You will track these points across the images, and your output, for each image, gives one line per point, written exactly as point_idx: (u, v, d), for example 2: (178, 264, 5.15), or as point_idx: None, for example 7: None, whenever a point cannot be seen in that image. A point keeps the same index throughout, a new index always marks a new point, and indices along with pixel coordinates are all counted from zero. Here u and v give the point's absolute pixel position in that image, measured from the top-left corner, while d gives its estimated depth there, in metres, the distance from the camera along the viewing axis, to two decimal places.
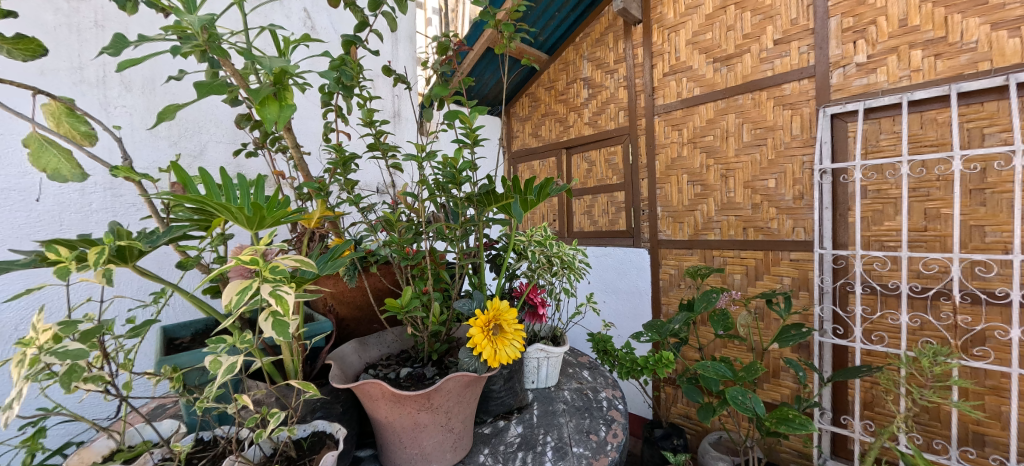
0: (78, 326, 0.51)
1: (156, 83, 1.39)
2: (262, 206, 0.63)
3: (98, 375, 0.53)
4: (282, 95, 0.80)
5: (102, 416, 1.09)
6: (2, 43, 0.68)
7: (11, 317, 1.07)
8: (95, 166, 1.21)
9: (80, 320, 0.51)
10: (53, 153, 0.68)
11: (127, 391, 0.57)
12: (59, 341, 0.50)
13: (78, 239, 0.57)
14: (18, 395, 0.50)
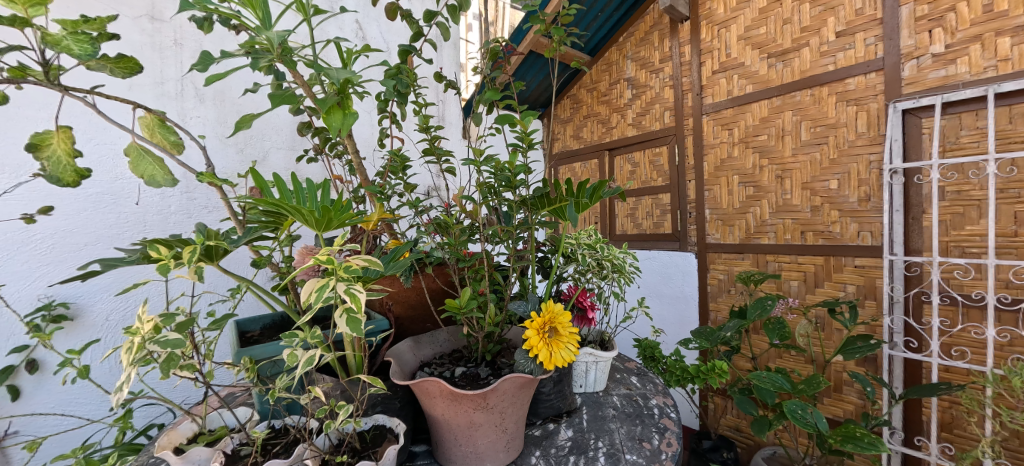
0: (175, 318, 0.56)
1: (227, 95, 1.50)
2: (330, 209, 0.67)
3: (191, 363, 0.58)
4: (345, 104, 0.85)
5: (190, 401, 1.19)
6: (106, 63, 0.75)
7: (105, 309, 1.24)
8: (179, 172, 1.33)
9: (178, 313, 0.57)
10: (149, 161, 0.76)
11: (212, 379, 0.62)
12: (159, 331, 0.55)
13: (174, 239, 0.62)
14: (126, 379, 0.55)
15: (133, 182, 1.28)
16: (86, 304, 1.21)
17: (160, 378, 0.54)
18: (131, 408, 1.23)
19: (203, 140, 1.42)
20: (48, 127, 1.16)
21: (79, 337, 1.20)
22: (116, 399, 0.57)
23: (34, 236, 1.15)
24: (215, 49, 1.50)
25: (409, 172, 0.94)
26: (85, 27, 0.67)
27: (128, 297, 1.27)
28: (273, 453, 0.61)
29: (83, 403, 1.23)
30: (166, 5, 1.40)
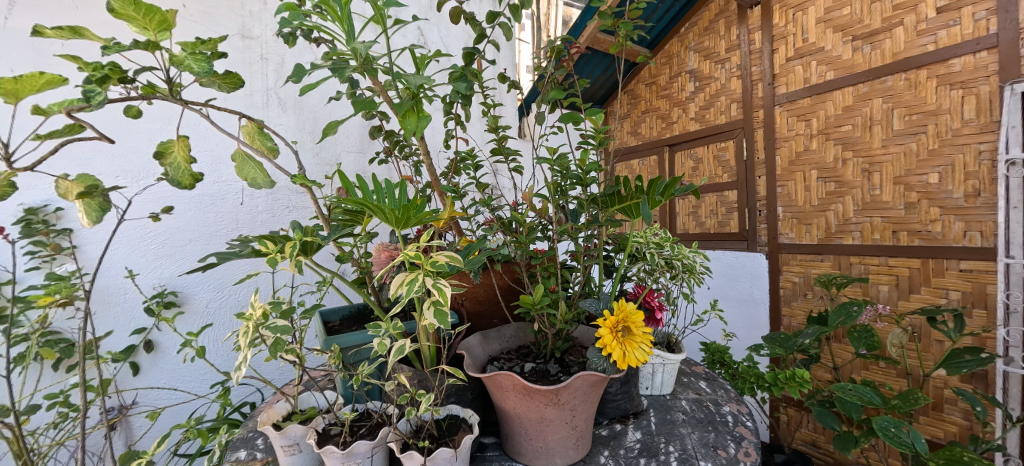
0: (279, 306, 0.62)
1: (306, 102, 1.63)
2: (410, 207, 0.71)
3: (293, 348, 0.64)
4: (419, 107, 0.89)
5: (285, 380, 1.31)
6: (215, 79, 0.85)
7: (210, 297, 1.39)
8: (279, 175, 1.48)
9: (284, 301, 0.63)
10: (252, 166, 0.85)
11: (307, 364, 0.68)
12: (267, 317, 0.61)
13: (276, 236, 0.69)
14: (242, 359, 0.61)
15: (233, 185, 1.42)
16: (190, 294, 1.37)
17: (269, 359, 0.61)
18: (230, 386, 1.38)
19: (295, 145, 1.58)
20: (168, 138, 1.33)
21: (194, 321, 1.38)
22: (233, 376, 0.63)
23: (153, 233, 1.32)
24: (297, 61, 1.63)
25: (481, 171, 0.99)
26: (201, 47, 0.76)
27: (224, 287, 1.42)
28: (361, 434, 0.65)
29: (190, 380, 1.40)
30: (256, 24, 1.54)
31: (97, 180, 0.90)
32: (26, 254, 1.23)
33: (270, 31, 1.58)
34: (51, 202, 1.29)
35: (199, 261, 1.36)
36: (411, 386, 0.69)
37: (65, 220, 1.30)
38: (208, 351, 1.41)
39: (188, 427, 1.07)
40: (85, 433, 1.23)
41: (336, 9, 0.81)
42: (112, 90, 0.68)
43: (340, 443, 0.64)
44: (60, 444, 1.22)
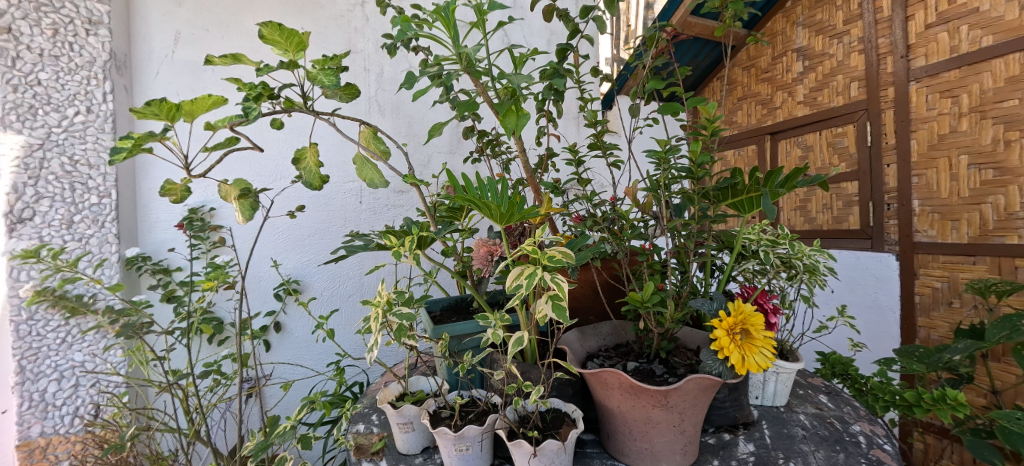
0: (402, 295, 0.68)
1: (402, 107, 1.77)
2: (514, 204, 0.73)
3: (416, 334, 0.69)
4: (518, 106, 0.91)
5: (395, 362, 1.43)
6: (337, 91, 0.95)
7: (334, 285, 1.58)
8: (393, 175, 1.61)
9: (406, 291, 0.69)
10: (371, 167, 0.93)
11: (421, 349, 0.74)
12: (392, 305, 0.67)
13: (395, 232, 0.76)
14: (372, 344, 0.67)
15: (347, 187, 1.59)
16: (310, 281, 1.55)
17: (394, 344, 0.66)
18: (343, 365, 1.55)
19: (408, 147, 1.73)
20: (303, 145, 1.51)
21: (326, 304, 1.57)
22: (369, 356, 0.68)
23: (285, 228, 1.52)
24: (393, 70, 1.77)
25: (582, 166, 0.97)
26: (329, 63, 0.85)
27: (337, 277, 1.59)
28: (470, 418, 0.69)
29: (312, 357, 1.60)
30: (360, 38, 1.73)
31: (248, 184, 1.06)
32: (191, 246, 1.49)
33: (371, 45, 1.75)
34: (207, 203, 1.55)
35: (329, 253, 1.55)
36: (516, 377, 0.72)
37: (219, 217, 1.56)
38: (338, 333, 1.60)
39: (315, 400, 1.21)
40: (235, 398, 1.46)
41: (442, 16, 0.85)
42: (264, 106, 0.80)
43: (452, 426, 0.69)
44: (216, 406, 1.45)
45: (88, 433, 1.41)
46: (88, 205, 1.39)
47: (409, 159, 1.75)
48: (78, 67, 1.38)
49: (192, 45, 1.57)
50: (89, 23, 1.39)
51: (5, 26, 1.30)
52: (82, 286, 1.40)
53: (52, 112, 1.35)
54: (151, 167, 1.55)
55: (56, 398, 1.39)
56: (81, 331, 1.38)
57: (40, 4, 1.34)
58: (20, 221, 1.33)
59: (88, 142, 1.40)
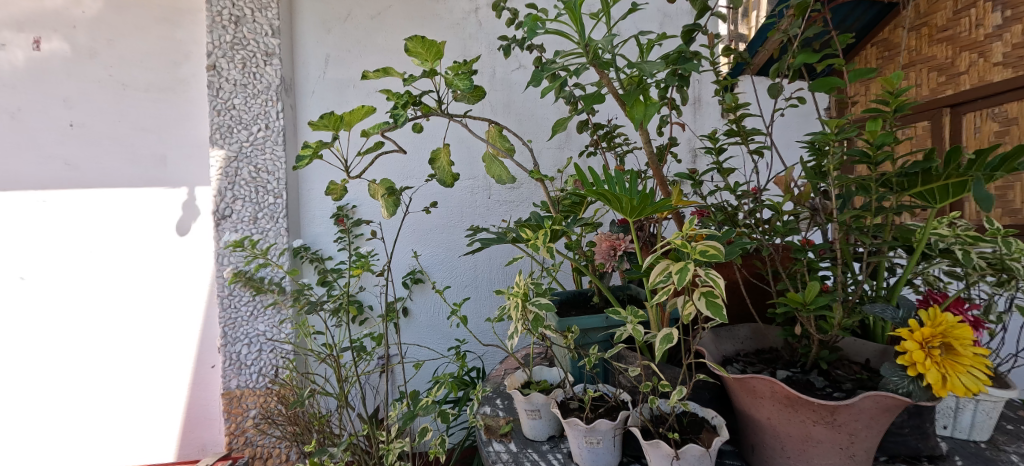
0: (539, 287, 0.71)
1: (520, 105, 1.84)
2: (647, 197, 0.71)
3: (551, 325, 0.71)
4: (644, 96, 0.87)
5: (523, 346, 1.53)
6: (466, 94, 1.02)
7: (462, 276, 1.74)
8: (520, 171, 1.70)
9: (542, 283, 0.72)
10: (499, 165, 0.99)
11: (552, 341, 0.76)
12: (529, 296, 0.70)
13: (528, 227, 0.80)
14: (512, 333, 0.70)
15: (465, 185, 1.71)
16: (441, 273, 1.72)
17: (530, 334, 0.69)
18: (463, 350, 1.67)
19: (534, 144, 1.82)
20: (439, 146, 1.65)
21: (458, 293, 1.74)
22: (508, 343, 0.72)
23: (421, 223, 1.70)
24: (506, 70, 1.83)
25: (722, 155, 0.91)
26: (464, 69, 0.92)
27: (454, 267, 1.73)
28: (601, 412, 0.70)
29: (435, 340, 1.76)
30: (476, 44, 1.84)
31: (392, 183, 1.22)
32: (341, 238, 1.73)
33: (487, 48, 1.84)
34: (350, 201, 1.77)
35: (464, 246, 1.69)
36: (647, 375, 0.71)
37: (362, 213, 1.78)
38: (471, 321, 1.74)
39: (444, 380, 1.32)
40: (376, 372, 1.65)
41: (570, 10, 0.85)
42: (409, 113, 0.89)
43: (583, 418, 0.69)
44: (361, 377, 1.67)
45: (269, 389, 1.73)
46: (268, 205, 1.70)
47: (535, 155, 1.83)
48: (259, 92, 1.68)
49: (339, 64, 1.81)
50: (266, 55, 1.68)
51: (211, 64, 1.65)
52: (264, 270, 1.71)
53: (243, 130, 1.68)
54: (311, 171, 1.82)
55: (247, 358, 1.73)
56: (264, 306, 1.69)
57: (233, 44, 1.65)
58: (224, 218, 1.68)
59: (267, 153, 1.69)
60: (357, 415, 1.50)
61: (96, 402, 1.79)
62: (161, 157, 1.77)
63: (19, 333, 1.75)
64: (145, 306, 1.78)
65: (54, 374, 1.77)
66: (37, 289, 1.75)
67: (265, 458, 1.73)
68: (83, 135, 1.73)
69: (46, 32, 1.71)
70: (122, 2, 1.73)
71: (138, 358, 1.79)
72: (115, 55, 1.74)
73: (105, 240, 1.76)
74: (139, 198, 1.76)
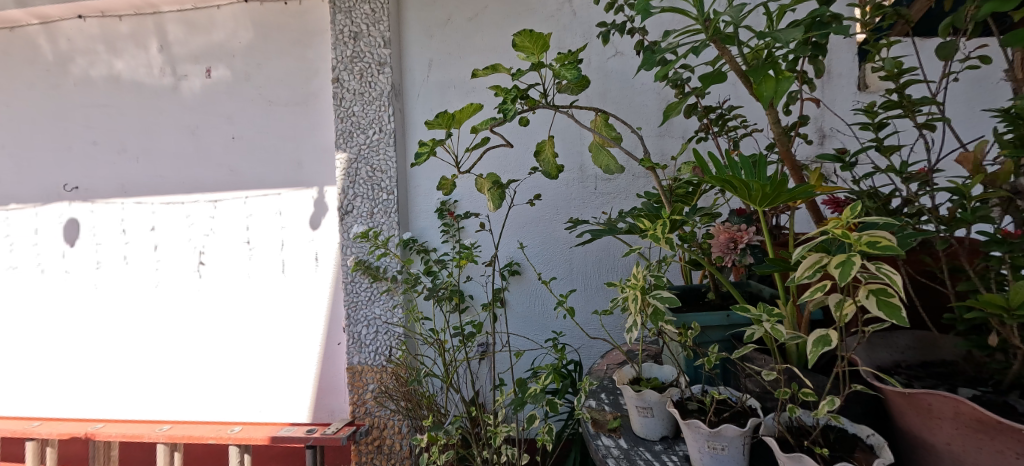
0: (663, 280, 0.69)
1: (624, 92, 1.77)
2: (782, 183, 0.64)
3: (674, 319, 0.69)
4: (775, 71, 0.77)
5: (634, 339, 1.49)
6: (570, 84, 1.01)
7: (567, 267, 1.74)
8: (630, 160, 1.65)
9: (661, 275, 0.70)
10: (605, 153, 1.01)
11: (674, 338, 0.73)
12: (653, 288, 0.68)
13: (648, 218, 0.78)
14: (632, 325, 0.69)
15: (561, 178, 1.71)
16: (546, 264, 1.75)
17: (650, 328, 0.67)
18: (562, 342, 1.67)
19: (644, 131, 1.73)
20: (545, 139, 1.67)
21: (567, 284, 1.74)
22: (627, 336, 0.71)
23: (526, 215, 1.75)
24: (603, 59, 1.78)
25: (883, 131, 0.81)
26: (571, 58, 0.93)
27: (550, 259, 1.75)
28: (727, 415, 0.65)
29: (533, 330, 1.80)
30: (574, 34, 1.81)
31: (497, 178, 1.26)
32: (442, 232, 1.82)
33: (586, 37, 1.80)
34: (453, 196, 1.85)
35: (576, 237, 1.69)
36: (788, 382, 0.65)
37: (464, 207, 1.87)
38: (577, 313, 1.74)
39: (544, 370, 1.33)
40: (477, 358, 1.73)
41: None
42: (517, 106, 0.92)
43: (706, 421, 0.65)
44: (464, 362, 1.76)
45: (385, 367, 1.90)
46: (382, 200, 1.86)
47: (644, 143, 1.75)
48: (374, 99, 1.84)
49: (441, 67, 1.91)
50: (379, 64, 1.83)
51: (336, 77, 1.85)
52: (379, 259, 1.88)
53: (361, 134, 1.86)
54: (418, 169, 1.95)
55: (367, 338, 1.92)
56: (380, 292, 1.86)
57: (353, 57, 1.84)
58: (347, 213, 1.88)
59: (381, 154, 1.85)
60: (461, 397, 1.58)
61: (257, 367, 2.12)
62: (298, 162, 2.04)
63: (198, 306, 2.14)
64: (286, 288, 2.07)
65: (224, 343, 2.14)
66: (211, 273, 2.12)
67: (382, 428, 1.91)
68: (242, 145, 2.07)
69: (215, 62, 2.07)
70: (268, 31, 2.03)
71: (279, 332, 2.09)
72: (263, 76, 2.04)
73: (258, 232, 2.08)
74: (283, 196, 2.05)
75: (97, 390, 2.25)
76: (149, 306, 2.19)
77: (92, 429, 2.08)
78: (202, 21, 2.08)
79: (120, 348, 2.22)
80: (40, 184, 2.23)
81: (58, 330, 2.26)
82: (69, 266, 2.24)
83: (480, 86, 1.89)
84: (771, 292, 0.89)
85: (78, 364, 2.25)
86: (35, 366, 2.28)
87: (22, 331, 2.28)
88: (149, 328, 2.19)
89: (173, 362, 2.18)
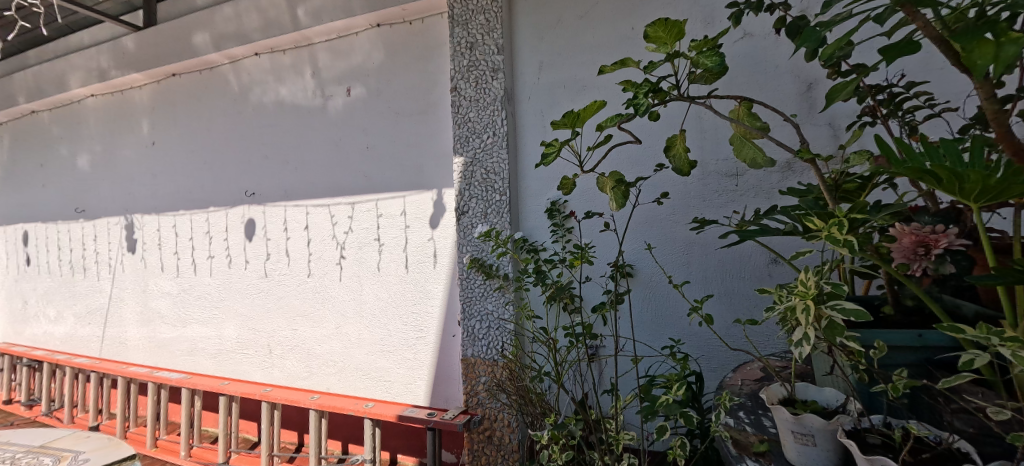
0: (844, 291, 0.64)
1: (762, 78, 1.57)
2: (1014, 171, 0.51)
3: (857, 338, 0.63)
4: (997, 31, 0.61)
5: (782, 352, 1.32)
6: (705, 75, 0.94)
7: (699, 269, 1.61)
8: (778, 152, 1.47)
9: (841, 284, 0.64)
10: (749, 146, 0.96)
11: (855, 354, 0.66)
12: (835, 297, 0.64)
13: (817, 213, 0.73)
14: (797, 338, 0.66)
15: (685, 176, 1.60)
16: (670, 265, 1.66)
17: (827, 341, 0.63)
18: (682, 350, 1.57)
19: (800, 117, 1.51)
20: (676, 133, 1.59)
21: (701, 289, 1.61)
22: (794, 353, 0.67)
23: (649, 214, 1.68)
24: (729, 43, 1.62)
25: None
26: (708, 45, 0.87)
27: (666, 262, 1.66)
28: (926, 456, 0.58)
29: (646, 335, 1.71)
30: (698, 21, 1.68)
31: (621, 176, 1.22)
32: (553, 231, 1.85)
33: (713, 22, 1.66)
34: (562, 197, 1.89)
35: (722, 239, 1.56)
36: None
37: (575, 207, 1.87)
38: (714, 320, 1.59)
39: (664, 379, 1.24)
40: (588, 360, 1.69)
41: None
42: (649, 99, 0.89)
43: (896, 460, 0.59)
44: (576, 362, 1.73)
45: (497, 361, 1.96)
46: (495, 201, 1.93)
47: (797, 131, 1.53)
48: (488, 104, 1.92)
49: (552, 69, 1.92)
50: (493, 71, 1.91)
51: (454, 87, 1.97)
52: (493, 257, 1.95)
53: (477, 138, 1.94)
54: (528, 170, 1.98)
55: (480, 332, 1.99)
56: (492, 289, 1.93)
57: (469, 66, 1.93)
58: (463, 213, 1.99)
59: (494, 156, 1.92)
60: (570, 398, 1.56)
61: (384, 351, 2.34)
62: (420, 167, 2.23)
63: (338, 294, 2.46)
64: (409, 282, 2.27)
65: (359, 327, 2.41)
66: (349, 265, 2.41)
67: (492, 420, 1.97)
68: (374, 153, 2.32)
69: (354, 82, 2.35)
70: (397, 50, 2.25)
71: (402, 321, 2.29)
72: (393, 91, 2.27)
73: (387, 230, 2.31)
74: (408, 198, 2.25)
75: (264, 361, 2.70)
76: (302, 292, 2.56)
77: (262, 392, 2.50)
78: (344, 47, 2.38)
79: (286, 326, 2.62)
80: (229, 191, 2.75)
81: (239, 309, 2.76)
82: (247, 257, 2.72)
83: (594, 84, 1.85)
84: (976, 310, 0.73)
85: (252, 338, 2.72)
86: (251, 341, 2.73)
87: (236, 306, 2.77)
88: (302, 310, 2.57)
89: (319, 341, 2.52)
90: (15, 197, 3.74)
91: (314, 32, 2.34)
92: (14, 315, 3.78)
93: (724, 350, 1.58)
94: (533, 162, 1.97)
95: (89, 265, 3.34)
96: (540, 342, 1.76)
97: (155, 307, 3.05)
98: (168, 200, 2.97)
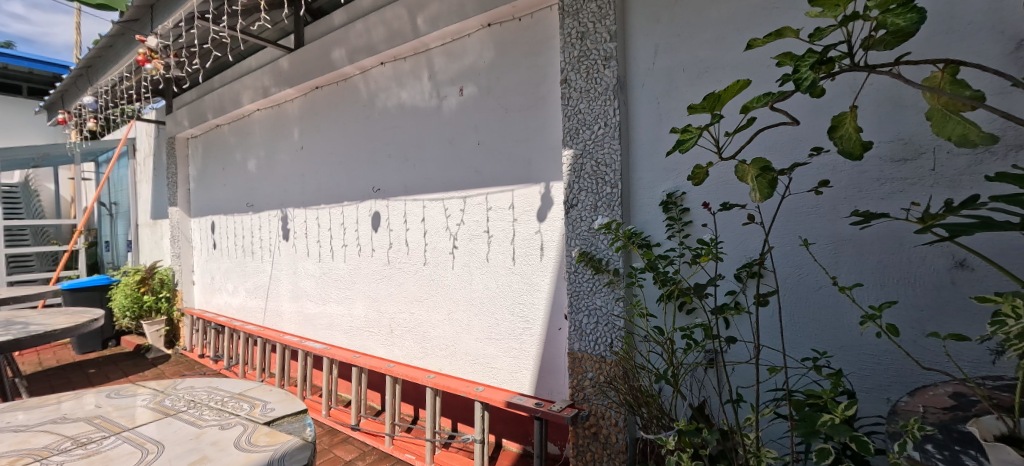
0: None
1: (950, 39, 1.28)
2: None
3: None
4: None
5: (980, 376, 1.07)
6: (884, 39, 0.79)
7: (862, 272, 1.38)
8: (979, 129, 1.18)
9: None
10: (955, 120, 0.83)
11: None
12: None
13: None
14: None
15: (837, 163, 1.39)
16: (823, 266, 1.44)
17: None
18: (828, 362, 1.36)
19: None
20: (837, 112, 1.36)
21: (881, 293, 1.35)
22: None
23: (795, 207, 1.48)
24: None
25: None
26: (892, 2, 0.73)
27: (803, 264, 1.48)
28: None
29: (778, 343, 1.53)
30: None
31: (767, 163, 1.10)
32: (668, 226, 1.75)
33: None
34: (680, 188, 1.77)
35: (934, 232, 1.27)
36: None
37: (695, 199, 1.74)
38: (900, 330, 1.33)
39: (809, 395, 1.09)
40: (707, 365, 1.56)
41: None
42: (817, 70, 0.77)
43: None
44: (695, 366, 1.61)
45: (605, 358, 1.90)
46: (606, 194, 1.86)
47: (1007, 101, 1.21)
48: (600, 95, 1.86)
49: (669, 52, 1.79)
50: (605, 59, 1.84)
51: (565, 79, 1.95)
52: (604, 251, 1.89)
53: (587, 130, 1.90)
54: (641, 161, 1.88)
55: (587, 327, 1.95)
56: (601, 284, 1.88)
57: (581, 57, 1.90)
58: (572, 206, 1.96)
59: (606, 148, 1.86)
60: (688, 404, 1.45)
61: (491, 339, 2.44)
62: (529, 161, 2.26)
63: (450, 282, 2.61)
64: (515, 274, 2.32)
65: (468, 314, 2.53)
66: (461, 256, 2.55)
67: (599, 417, 1.92)
68: (485, 149, 2.41)
69: (467, 82, 2.47)
70: (506, 48, 2.30)
71: (508, 312, 2.36)
72: (502, 88, 2.33)
73: (496, 222, 2.39)
74: (517, 191, 2.30)
75: (388, 340, 2.98)
76: (420, 280, 2.77)
77: (386, 367, 2.76)
78: (458, 49, 2.50)
79: (406, 310, 2.86)
80: (361, 187, 3.09)
81: (367, 292, 3.10)
82: (374, 246, 3.04)
83: (719, 64, 1.68)
84: None
85: (378, 318, 3.03)
86: (377, 321, 3.04)
87: (365, 288, 3.11)
88: (419, 296, 2.79)
89: (434, 326, 2.72)
90: (206, 195, 4.65)
91: (432, 38, 2.50)
92: (206, 288, 4.73)
93: (887, 366, 1.34)
94: (646, 152, 1.87)
95: (257, 250, 4.02)
96: (655, 342, 1.66)
97: (303, 287, 3.57)
98: (313, 195, 3.44)
